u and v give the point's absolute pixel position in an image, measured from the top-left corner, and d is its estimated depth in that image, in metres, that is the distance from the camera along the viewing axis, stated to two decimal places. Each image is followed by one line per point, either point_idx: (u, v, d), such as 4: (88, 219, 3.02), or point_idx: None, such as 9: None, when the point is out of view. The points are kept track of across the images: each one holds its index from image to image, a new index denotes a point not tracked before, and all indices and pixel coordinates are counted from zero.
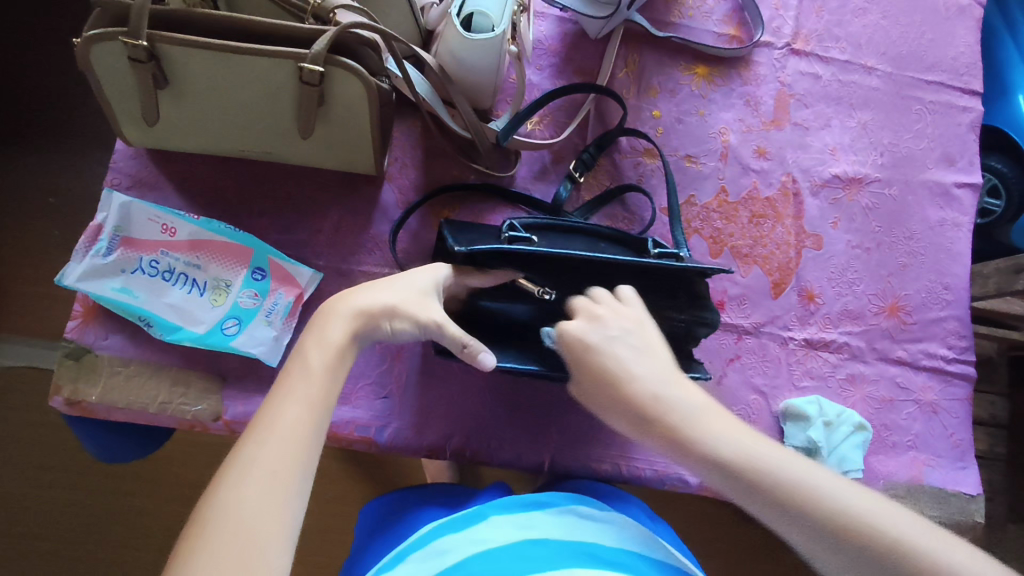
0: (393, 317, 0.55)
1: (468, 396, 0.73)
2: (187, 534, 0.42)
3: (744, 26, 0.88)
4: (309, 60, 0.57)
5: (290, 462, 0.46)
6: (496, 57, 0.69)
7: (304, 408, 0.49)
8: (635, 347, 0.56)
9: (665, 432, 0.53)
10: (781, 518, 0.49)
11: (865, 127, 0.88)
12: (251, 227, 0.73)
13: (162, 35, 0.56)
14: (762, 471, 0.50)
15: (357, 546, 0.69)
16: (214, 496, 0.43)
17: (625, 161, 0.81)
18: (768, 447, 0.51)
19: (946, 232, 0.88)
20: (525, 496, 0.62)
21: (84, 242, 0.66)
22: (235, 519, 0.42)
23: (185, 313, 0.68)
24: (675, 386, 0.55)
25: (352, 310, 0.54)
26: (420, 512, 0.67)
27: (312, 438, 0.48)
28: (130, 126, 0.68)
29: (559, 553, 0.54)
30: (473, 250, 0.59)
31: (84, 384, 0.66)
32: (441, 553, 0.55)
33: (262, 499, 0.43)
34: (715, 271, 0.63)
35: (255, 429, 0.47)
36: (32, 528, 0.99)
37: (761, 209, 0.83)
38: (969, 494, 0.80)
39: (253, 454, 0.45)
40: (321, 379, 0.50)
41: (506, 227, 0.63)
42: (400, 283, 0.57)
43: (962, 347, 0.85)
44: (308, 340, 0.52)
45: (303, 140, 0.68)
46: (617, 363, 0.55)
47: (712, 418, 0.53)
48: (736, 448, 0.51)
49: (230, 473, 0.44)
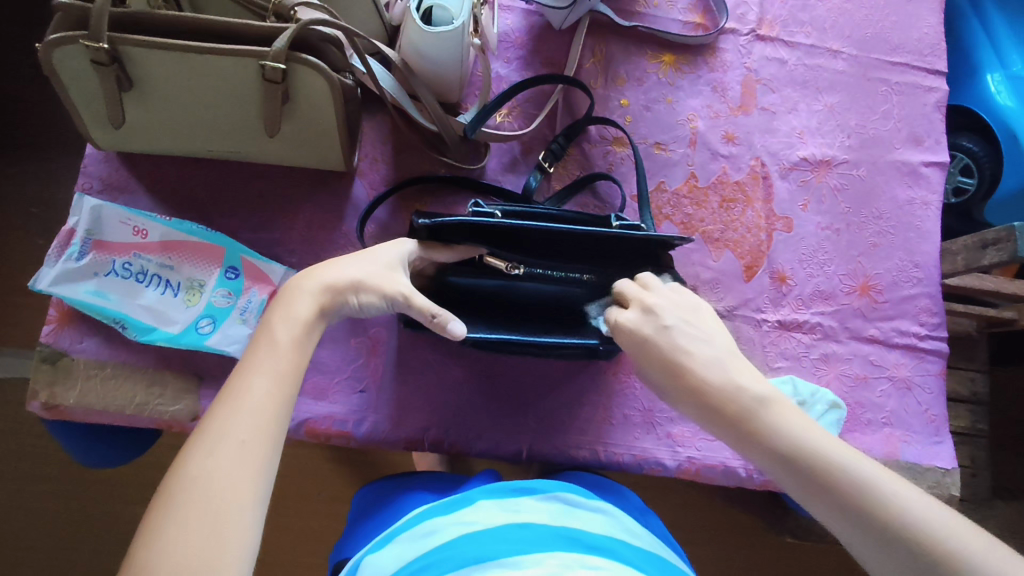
0: (360, 289, 0.56)
1: (443, 387, 0.74)
2: (158, 505, 0.43)
3: (709, 13, 0.89)
4: (270, 58, 0.58)
5: (259, 435, 0.47)
6: (459, 50, 0.69)
7: (272, 382, 0.49)
8: (703, 341, 0.58)
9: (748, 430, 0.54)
10: (851, 526, 0.49)
11: (832, 110, 0.89)
12: (223, 227, 0.74)
13: (124, 37, 0.57)
14: (839, 482, 0.50)
15: (346, 531, 0.70)
16: (183, 468, 0.44)
17: (594, 150, 0.82)
18: (854, 459, 0.51)
19: (915, 211, 0.89)
20: (513, 482, 0.62)
21: (56, 246, 0.67)
22: (203, 489, 0.43)
23: (159, 314, 0.68)
24: (743, 378, 0.56)
25: (318, 286, 0.54)
26: (408, 499, 0.67)
27: (281, 411, 0.49)
28: (98, 130, 0.69)
29: (543, 536, 0.53)
30: (436, 221, 0.59)
31: (61, 388, 0.67)
32: (428, 534, 0.56)
33: (232, 471, 0.44)
34: (677, 239, 0.63)
35: (222, 402, 0.48)
36: (22, 538, 0.99)
37: (730, 193, 0.84)
38: (943, 469, 0.81)
39: (221, 427, 0.46)
40: (288, 354, 0.51)
41: (471, 204, 0.64)
42: (365, 258, 0.58)
43: (934, 323, 0.86)
44: (275, 315, 0.53)
45: (271, 138, 0.69)
46: (685, 360, 0.57)
47: (793, 422, 0.54)
48: (821, 455, 0.51)
49: (199, 444, 0.45)
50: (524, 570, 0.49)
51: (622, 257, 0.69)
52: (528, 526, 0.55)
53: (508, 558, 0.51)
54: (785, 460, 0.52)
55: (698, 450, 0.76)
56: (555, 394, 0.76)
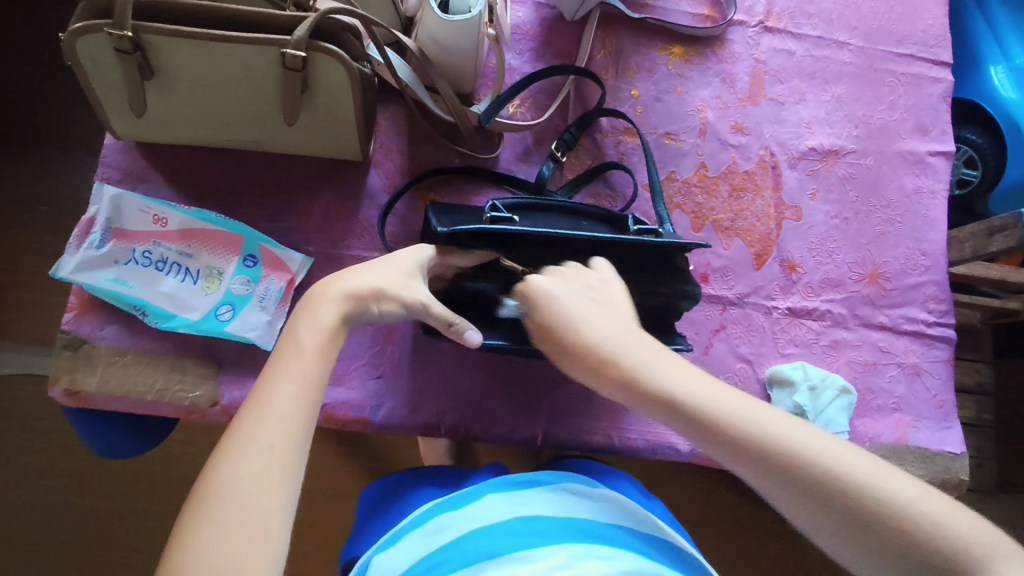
0: (382, 297, 0.57)
1: (460, 374, 0.75)
2: (191, 510, 0.43)
3: (718, 5, 0.90)
4: (291, 46, 0.59)
5: (286, 438, 0.47)
6: (475, 39, 0.70)
7: (298, 386, 0.50)
8: (627, 334, 0.55)
9: (718, 432, 0.50)
10: (771, 483, 0.48)
11: (839, 100, 0.90)
12: (240, 216, 0.75)
13: (147, 25, 0.57)
14: (747, 435, 0.49)
15: (356, 528, 0.70)
16: (214, 473, 0.45)
17: (606, 140, 0.83)
18: (811, 435, 0.48)
19: (922, 199, 0.90)
20: (519, 474, 0.62)
21: (77, 235, 0.67)
22: (235, 495, 0.44)
23: (179, 301, 0.69)
24: (651, 353, 0.54)
25: (341, 292, 0.55)
26: (414, 496, 0.68)
27: (307, 413, 0.49)
28: (118, 119, 0.70)
29: (554, 528, 0.54)
30: (455, 230, 0.60)
31: (82, 374, 0.67)
32: (437, 531, 0.56)
33: (262, 475, 0.45)
34: (693, 245, 0.64)
35: (250, 407, 0.48)
36: (35, 533, 1.00)
37: (740, 182, 0.85)
38: (953, 453, 0.82)
39: (249, 432, 0.46)
40: (315, 358, 0.51)
41: (488, 209, 0.65)
42: (386, 265, 0.59)
43: (941, 311, 0.87)
44: (301, 321, 0.53)
45: (290, 127, 0.70)
46: (631, 358, 0.54)
47: (692, 380, 0.53)
48: (783, 442, 0.48)
49: (228, 451, 0.46)
50: (533, 565, 0.50)
51: (632, 262, 0.67)
52: (536, 519, 0.56)
53: (518, 552, 0.52)
54: (694, 421, 0.51)
55: None
56: (569, 380, 0.77)
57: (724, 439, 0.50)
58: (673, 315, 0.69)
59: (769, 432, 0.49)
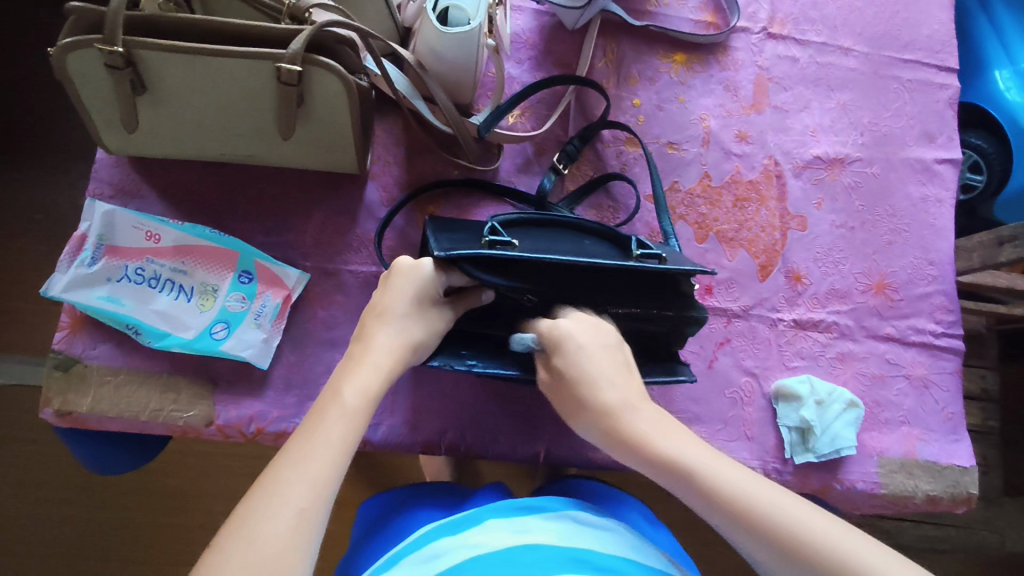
0: (415, 349, 0.58)
1: (460, 391, 0.73)
2: (209, 561, 0.40)
3: (720, 12, 0.88)
4: (286, 60, 0.57)
5: (315, 500, 0.45)
6: (474, 50, 0.69)
7: (336, 448, 0.48)
8: (634, 397, 0.55)
9: (731, 514, 0.48)
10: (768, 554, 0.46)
11: (843, 108, 0.89)
12: (235, 230, 0.73)
13: (138, 40, 0.56)
14: (741, 502, 0.48)
15: (353, 545, 0.69)
16: (241, 526, 0.42)
17: (607, 150, 0.82)
18: (819, 518, 0.46)
19: (929, 208, 0.88)
20: (520, 501, 0.60)
21: (68, 252, 0.66)
22: (258, 555, 0.41)
23: (174, 320, 0.68)
24: (653, 415, 0.54)
25: (385, 353, 0.55)
26: (412, 516, 0.66)
27: (337, 470, 0.47)
28: (109, 134, 0.68)
29: (553, 561, 0.52)
30: (450, 256, 0.57)
31: (74, 395, 0.66)
32: (432, 557, 0.54)
33: (287, 535, 0.42)
34: (700, 271, 0.61)
35: (285, 460, 0.46)
36: (31, 548, 0.98)
37: (744, 192, 0.84)
38: (962, 467, 0.80)
39: (283, 488, 0.44)
40: (356, 421, 0.50)
41: (487, 231, 0.61)
42: (416, 315, 0.58)
43: (949, 321, 0.85)
44: (345, 379, 0.52)
45: (285, 141, 0.68)
46: (652, 432, 0.53)
47: (702, 453, 0.52)
48: (790, 520, 0.46)
49: (259, 503, 0.43)
50: None
51: (637, 286, 0.65)
52: (536, 549, 0.53)
53: None
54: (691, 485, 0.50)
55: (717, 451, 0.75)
56: None
57: (730, 507, 0.48)
58: (678, 338, 0.67)
59: (769, 503, 0.47)
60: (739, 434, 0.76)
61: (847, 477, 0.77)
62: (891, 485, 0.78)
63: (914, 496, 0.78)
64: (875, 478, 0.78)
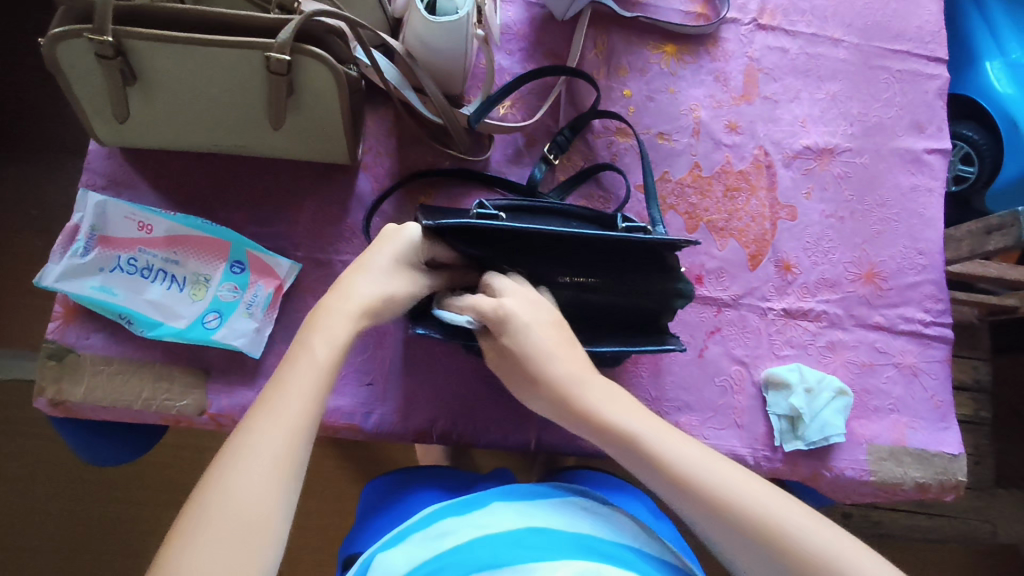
0: (391, 303, 0.57)
1: (452, 380, 0.74)
2: (189, 510, 0.43)
3: (710, 3, 0.89)
4: (275, 50, 0.58)
5: (288, 450, 0.47)
6: (463, 40, 0.70)
7: (306, 399, 0.49)
8: (585, 369, 0.58)
9: (668, 475, 0.53)
10: (702, 515, 0.52)
11: (833, 98, 0.89)
12: (227, 221, 0.74)
13: (127, 30, 0.56)
14: (678, 468, 0.53)
15: (356, 524, 0.69)
16: (218, 477, 0.44)
17: (598, 141, 0.82)
18: (748, 485, 0.52)
19: (918, 197, 0.89)
20: (529, 484, 0.62)
21: (61, 243, 0.66)
22: (235, 503, 0.43)
23: (166, 309, 0.68)
24: (601, 385, 0.58)
25: (357, 309, 0.55)
26: (419, 497, 0.67)
27: (311, 421, 0.49)
28: (100, 125, 0.68)
29: (558, 543, 0.53)
30: (440, 224, 0.58)
31: (68, 384, 0.66)
32: (441, 536, 0.55)
33: (262, 484, 0.45)
34: (683, 242, 0.63)
35: (257, 414, 0.48)
36: (28, 539, 0.99)
37: (734, 182, 0.84)
38: (951, 454, 0.81)
39: (256, 440, 0.46)
40: (327, 372, 0.51)
41: (474, 206, 0.63)
42: (390, 271, 0.58)
43: (938, 310, 0.86)
44: (314, 333, 0.52)
45: (276, 131, 0.69)
46: (606, 414, 0.56)
47: (647, 422, 0.56)
48: (720, 486, 0.52)
49: (233, 455, 0.45)
50: None
51: (623, 261, 0.66)
52: (542, 531, 0.54)
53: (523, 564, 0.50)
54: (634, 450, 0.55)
55: (706, 438, 0.76)
56: None
57: (668, 472, 0.53)
58: (666, 313, 0.68)
59: (705, 470, 0.53)
60: (729, 422, 0.77)
61: (836, 464, 0.78)
62: (879, 472, 0.78)
63: (903, 483, 0.79)
64: (864, 466, 0.78)
